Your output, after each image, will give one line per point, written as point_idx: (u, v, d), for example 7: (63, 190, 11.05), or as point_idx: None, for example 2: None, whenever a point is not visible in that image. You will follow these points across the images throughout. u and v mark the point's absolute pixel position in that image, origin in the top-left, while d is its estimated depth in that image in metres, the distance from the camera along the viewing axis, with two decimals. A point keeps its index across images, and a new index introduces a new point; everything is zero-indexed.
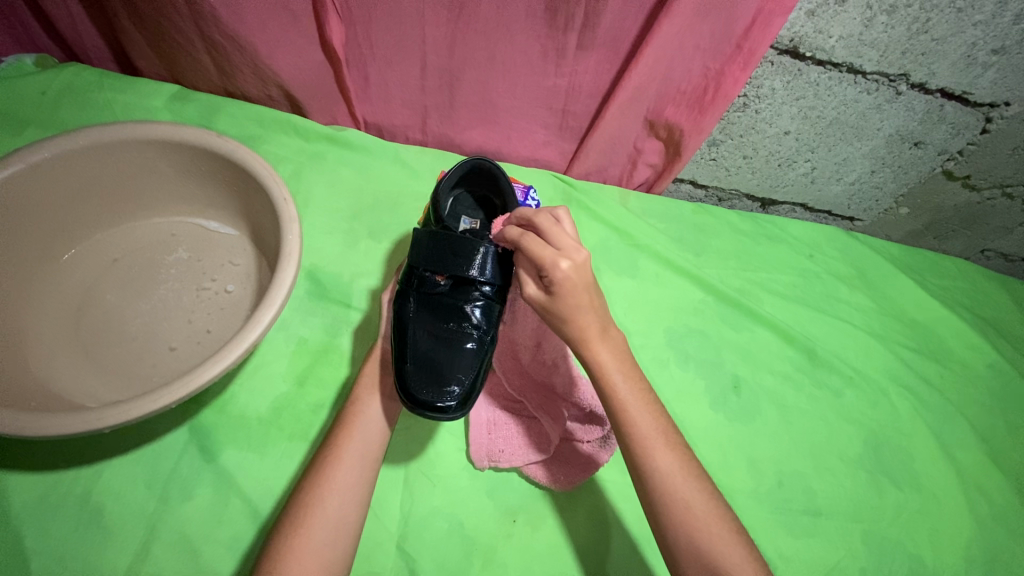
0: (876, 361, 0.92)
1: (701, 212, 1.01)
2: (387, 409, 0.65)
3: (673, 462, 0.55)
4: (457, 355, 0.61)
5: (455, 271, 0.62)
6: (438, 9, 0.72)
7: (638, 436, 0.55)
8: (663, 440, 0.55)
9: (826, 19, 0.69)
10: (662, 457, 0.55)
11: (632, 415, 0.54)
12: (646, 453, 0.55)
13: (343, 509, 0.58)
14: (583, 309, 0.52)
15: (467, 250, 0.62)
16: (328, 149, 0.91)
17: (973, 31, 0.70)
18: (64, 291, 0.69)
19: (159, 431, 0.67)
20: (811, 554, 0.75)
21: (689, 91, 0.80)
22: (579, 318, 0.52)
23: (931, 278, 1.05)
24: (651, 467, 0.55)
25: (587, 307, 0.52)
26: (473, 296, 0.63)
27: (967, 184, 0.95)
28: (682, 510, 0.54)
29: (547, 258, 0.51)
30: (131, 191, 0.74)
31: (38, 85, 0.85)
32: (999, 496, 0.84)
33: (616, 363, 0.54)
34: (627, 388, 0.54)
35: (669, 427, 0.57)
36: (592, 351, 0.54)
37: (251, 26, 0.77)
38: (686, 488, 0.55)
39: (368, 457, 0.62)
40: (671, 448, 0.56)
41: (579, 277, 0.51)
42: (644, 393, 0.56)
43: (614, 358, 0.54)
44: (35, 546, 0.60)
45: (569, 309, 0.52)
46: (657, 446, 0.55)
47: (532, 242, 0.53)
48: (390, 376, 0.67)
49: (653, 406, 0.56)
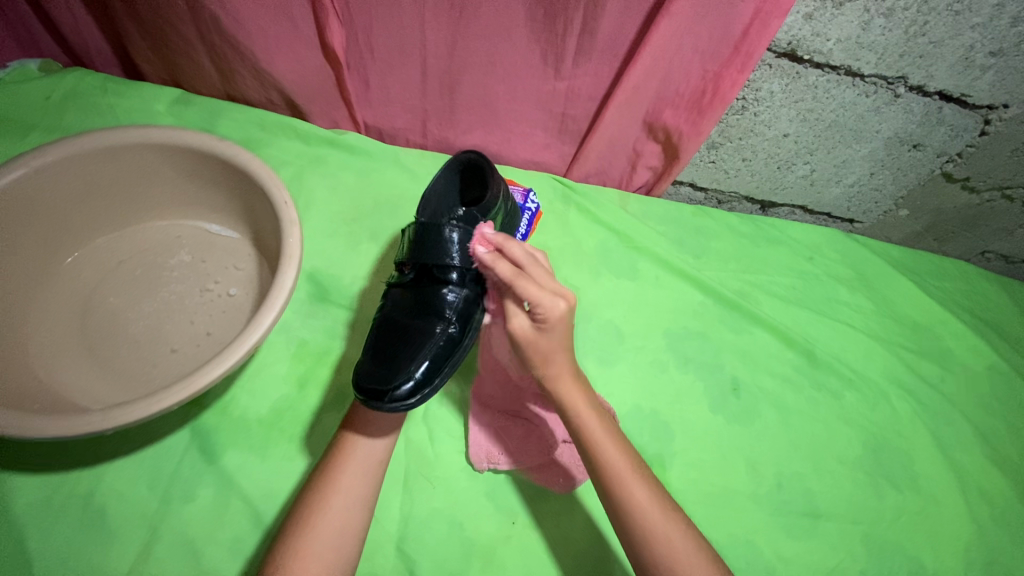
0: (876, 363, 0.92)
1: (701, 214, 1.01)
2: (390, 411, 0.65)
3: (646, 496, 0.57)
4: (413, 341, 0.62)
5: (414, 260, 0.64)
6: (437, 14, 0.73)
7: (609, 470, 0.57)
8: (636, 474, 0.58)
9: (824, 22, 0.70)
10: (636, 491, 0.57)
11: (602, 448, 0.58)
12: (620, 486, 0.57)
13: (349, 513, 0.58)
14: (559, 348, 0.56)
15: (427, 237, 0.63)
16: (329, 153, 0.92)
17: (971, 34, 0.70)
18: (68, 294, 0.70)
19: (161, 433, 0.68)
20: (810, 556, 0.75)
21: (688, 94, 0.80)
22: (550, 357, 0.56)
23: (931, 280, 1.05)
24: (624, 500, 0.57)
25: (561, 347, 0.56)
26: (439, 284, 0.65)
27: (966, 186, 0.95)
28: (657, 543, 0.56)
29: (541, 299, 0.53)
30: (134, 195, 0.75)
31: (42, 90, 0.86)
32: (999, 498, 0.84)
33: (583, 399, 0.58)
34: (597, 425, 0.58)
35: (641, 463, 0.60)
36: (561, 389, 0.58)
37: (253, 31, 0.78)
38: (663, 521, 0.57)
39: (372, 459, 0.62)
40: (642, 478, 0.58)
41: (563, 317, 0.54)
42: (612, 430, 0.59)
43: (581, 396, 0.58)
44: (39, 546, 0.61)
45: (548, 348, 0.55)
46: (628, 478, 0.57)
47: (525, 283, 0.54)
48: None
49: (624, 443, 0.59)
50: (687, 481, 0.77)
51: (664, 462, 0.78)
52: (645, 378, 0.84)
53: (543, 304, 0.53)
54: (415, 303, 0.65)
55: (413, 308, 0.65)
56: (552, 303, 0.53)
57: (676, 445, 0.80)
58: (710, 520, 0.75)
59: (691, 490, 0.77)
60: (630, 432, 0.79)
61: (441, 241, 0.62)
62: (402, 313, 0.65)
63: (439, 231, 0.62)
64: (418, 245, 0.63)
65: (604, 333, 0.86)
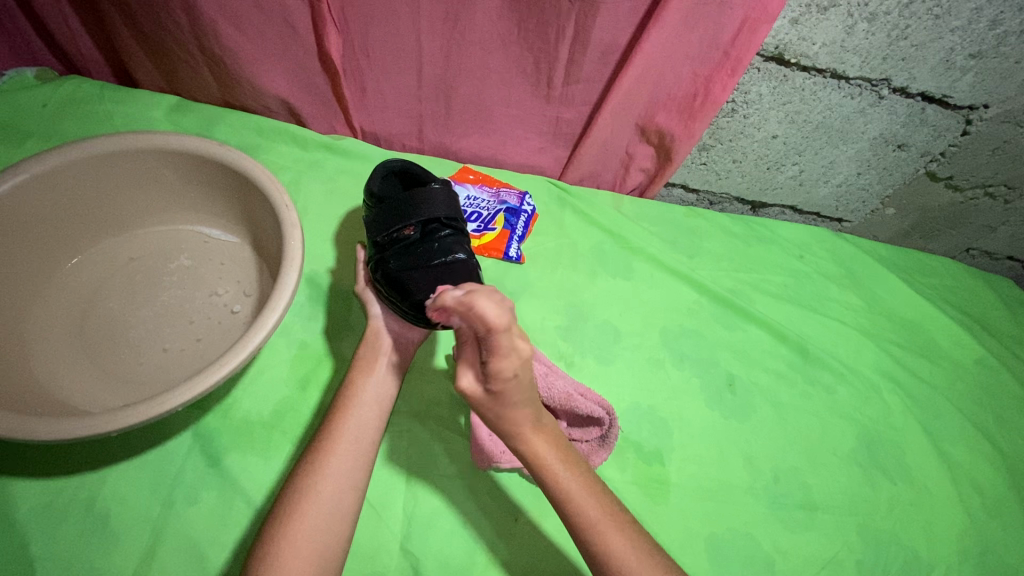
0: (866, 357, 0.94)
1: (693, 215, 1.03)
2: (382, 396, 0.66)
3: (625, 543, 0.56)
4: (443, 275, 0.66)
5: (420, 215, 0.68)
6: (433, 21, 0.74)
7: (584, 516, 0.56)
8: (613, 522, 0.57)
9: (809, 27, 0.72)
10: (613, 539, 0.56)
11: (575, 501, 0.57)
12: (594, 535, 0.56)
13: (337, 494, 0.58)
14: (511, 416, 0.52)
15: (424, 196, 0.69)
16: (326, 158, 0.93)
17: (951, 37, 0.73)
18: (68, 299, 0.70)
19: (164, 436, 0.68)
20: (809, 548, 0.76)
21: (679, 98, 0.82)
22: (509, 419, 0.53)
23: (919, 277, 1.08)
24: (602, 548, 0.56)
25: (516, 408, 0.52)
26: (444, 230, 0.69)
27: (950, 185, 0.98)
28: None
29: (501, 359, 0.48)
30: (133, 201, 0.76)
31: (40, 98, 0.87)
32: (990, 488, 0.86)
33: (552, 452, 0.57)
34: (570, 477, 0.57)
35: (620, 509, 0.58)
36: (529, 444, 0.56)
37: (251, 40, 0.79)
38: (642, 571, 0.55)
39: (362, 443, 0.62)
40: (621, 530, 0.56)
41: (516, 385, 0.50)
42: (585, 476, 0.58)
43: (552, 450, 0.57)
44: (41, 552, 0.60)
45: (498, 414, 0.53)
46: (606, 528, 0.56)
47: (504, 336, 0.47)
48: (383, 360, 0.68)
49: (597, 488, 0.58)
50: (687, 476, 0.78)
51: (663, 458, 0.79)
52: (643, 375, 0.85)
53: (498, 365, 0.48)
54: (424, 251, 0.68)
55: (423, 254, 0.67)
56: (508, 369, 0.48)
57: (675, 442, 0.81)
58: (709, 513, 0.77)
59: (690, 485, 0.78)
60: (629, 428, 0.80)
61: (428, 193, 0.70)
62: (424, 263, 0.67)
63: (429, 188, 0.70)
64: (411, 205, 0.68)
65: (602, 333, 0.87)
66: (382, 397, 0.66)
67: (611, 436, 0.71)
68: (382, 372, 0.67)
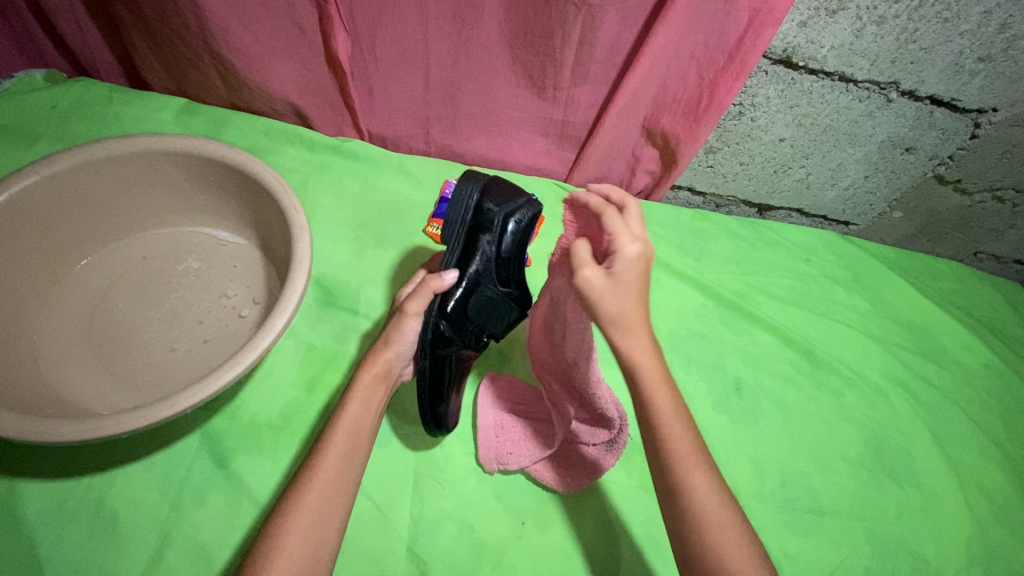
0: (874, 361, 0.94)
1: (700, 218, 1.03)
2: (374, 419, 0.62)
3: (699, 474, 0.55)
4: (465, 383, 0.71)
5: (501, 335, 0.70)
6: (441, 24, 0.74)
7: (665, 437, 0.55)
8: (696, 461, 0.55)
9: (817, 30, 0.72)
10: (690, 468, 0.55)
11: (665, 427, 0.55)
12: (670, 459, 0.55)
13: (323, 521, 0.54)
14: (626, 302, 0.53)
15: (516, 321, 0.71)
16: (333, 160, 0.93)
17: (960, 40, 0.73)
18: (77, 301, 0.71)
19: (172, 438, 0.68)
20: (816, 553, 0.76)
21: (685, 101, 0.82)
22: (623, 308, 0.53)
23: (926, 280, 1.07)
24: (677, 477, 0.55)
25: (633, 299, 0.53)
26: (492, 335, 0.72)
27: (958, 188, 0.97)
28: (720, 555, 0.52)
29: (618, 236, 0.55)
30: (141, 203, 0.76)
31: (49, 100, 0.87)
32: (999, 494, 0.85)
33: (653, 360, 0.55)
34: (665, 395, 0.55)
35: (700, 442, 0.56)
36: (630, 351, 0.54)
37: (260, 41, 0.79)
38: (712, 502, 0.54)
39: (352, 465, 0.58)
40: (699, 461, 0.55)
41: (634, 265, 0.54)
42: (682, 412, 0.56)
43: (653, 370, 0.55)
44: (49, 553, 0.60)
45: (608, 301, 0.53)
46: (686, 456, 0.55)
47: (618, 222, 0.56)
48: (385, 384, 0.65)
49: (686, 417, 0.56)
50: None
51: None
52: None
53: (621, 243, 0.54)
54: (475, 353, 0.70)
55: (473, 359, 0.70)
56: (631, 246, 0.54)
57: None
58: None
59: None
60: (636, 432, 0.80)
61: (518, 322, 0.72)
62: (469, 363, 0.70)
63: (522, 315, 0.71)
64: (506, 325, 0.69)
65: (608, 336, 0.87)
66: (372, 420, 0.62)
67: (620, 441, 0.70)
68: (384, 388, 0.65)
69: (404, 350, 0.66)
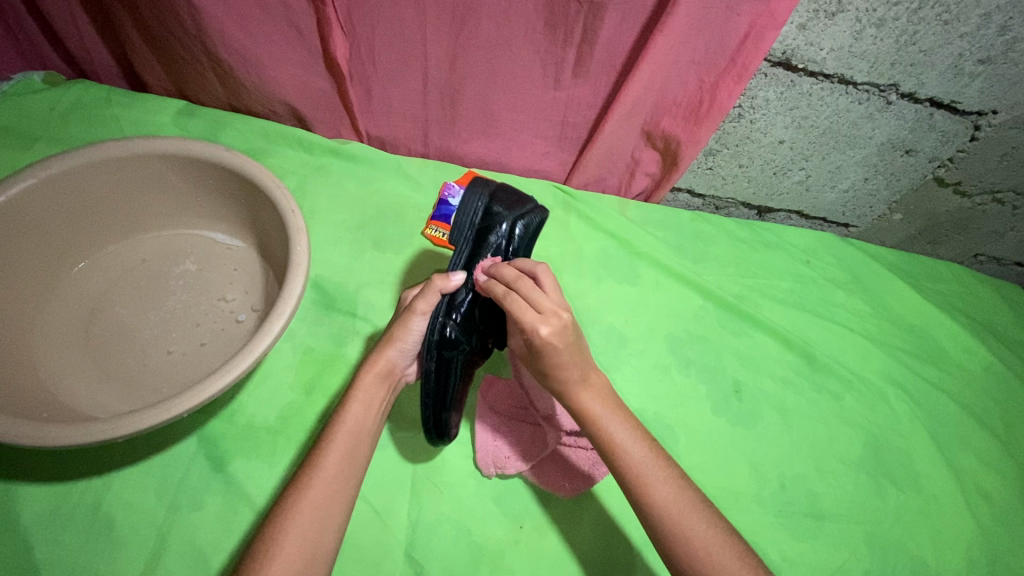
0: (873, 364, 0.93)
1: (699, 220, 1.03)
2: (375, 423, 0.62)
3: (669, 490, 0.56)
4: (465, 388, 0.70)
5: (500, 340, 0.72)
6: (440, 25, 0.74)
7: (632, 466, 0.56)
8: (660, 473, 0.56)
9: (817, 32, 0.72)
10: (658, 485, 0.56)
11: (627, 456, 0.56)
12: (640, 482, 0.56)
13: (322, 527, 0.54)
14: (564, 364, 0.55)
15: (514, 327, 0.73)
16: (331, 162, 0.93)
17: (960, 42, 0.72)
18: (75, 304, 0.71)
19: (169, 442, 0.68)
20: (814, 557, 0.76)
21: (685, 103, 0.82)
22: (562, 369, 0.55)
23: (926, 283, 1.07)
24: (650, 499, 0.55)
25: (569, 363, 0.55)
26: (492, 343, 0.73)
27: (958, 191, 0.97)
28: (710, 571, 0.53)
29: (527, 314, 0.54)
30: (139, 206, 0.76)
31: (48, 103, 0.87)
32: (998, 497, 0.85)
33: (603, 404, 0.57)
34: (621, 429, 0.57)
35: (663, 456, 0.58)
36: (579, 397, 0.56)
37: (258, 43, 0.79)
38: (690, 515, 0.55)
39: (352, 470, 0.58)
40: (666, 476, 0.56)
41: (557, 337, 0.54)
42: (637, 430, 0.58)
43: (600, 404, 0.57)
44: (46, 557, 0.60)
45: (549, 364, 0.55)
46: (653, 476, 0.56)
47: (531, 297, 0.55)
48: (388, 389, 0.64)
49: (644, 437, 0.58)
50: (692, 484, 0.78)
51: None
52: (647, 382, 0.85)
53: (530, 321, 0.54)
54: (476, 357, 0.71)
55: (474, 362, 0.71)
56: (541, 325, 0.53)
57: (681, 448, 0.81)
58: None
59: None
60: None
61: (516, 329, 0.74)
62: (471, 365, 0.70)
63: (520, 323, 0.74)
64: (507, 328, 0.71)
65: (607, 338, 0.87)
66: (374, 424, 0.62)
67: None
68: (384, 388, 0.64)
69: (409, 348, 0.65)
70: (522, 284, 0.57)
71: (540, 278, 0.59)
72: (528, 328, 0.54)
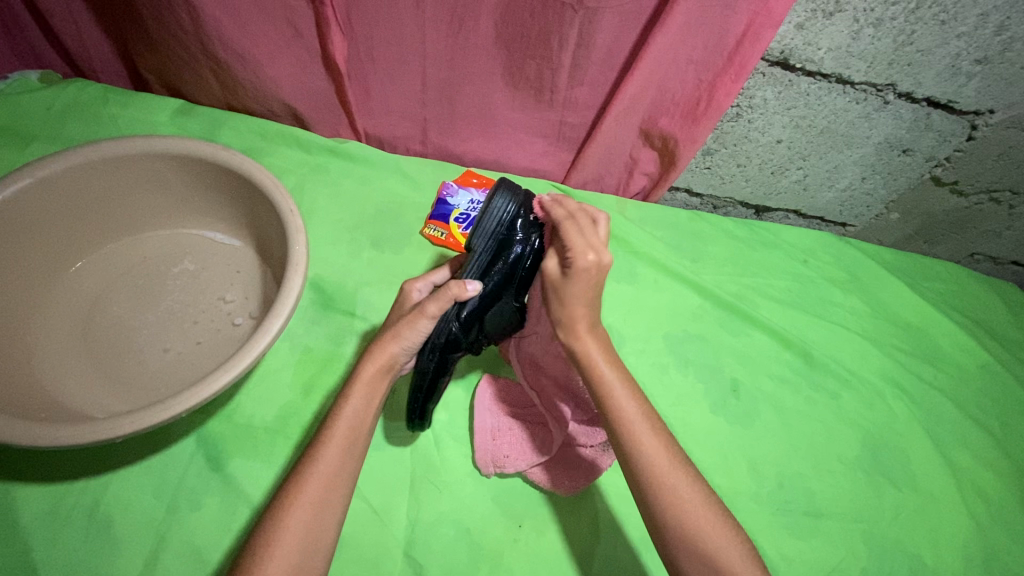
0: (871, 363, 0.94)
1: (697, 219, 1.03)
2: (373, 416, 0.61)
3: (656, 447, 0.56)
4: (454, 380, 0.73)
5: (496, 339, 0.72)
6: (438, 25, 0.74)
7: (625, 418, 0.57)
8: (652, 428, 0.57)
9: (814, 32, 0.72)
10: (647, 440, 0.56)
11: (622, 407, 0.57)
12: (628, 435, 0.56)
13: (318, 527, 0.54)
14: (582, 301, 0.56)
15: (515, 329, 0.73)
16: (329, 162, 0.92)
17: (957, 42, 0.72)
18: (71, 303, 0.70)
19: (167, 442, 0.68)
20: (812, 555, 0.76)
21: (683, 103, 0.82)
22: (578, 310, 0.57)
23: (922, 281, 1.07)
24: (637, 452, 0.56)
25: (582, 302, 0.56)
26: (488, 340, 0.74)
27: (955, 190, 0.97)
28: (691, 531, 0.54)
29: (573, 244, 0.55)
30: (137, 204, 0.75)
31: (45, 101, 0.87)
32: (995, 495, 0.85)
33: (604, 354, 0.58)
34: (618, 379, 0.57)
35: (654, 415, 0.58)
36: (580, 342, 0.58)
37: (257, 42, 0.79)
38: (675, 474, 0.56)
39: (349, 466, 0.57)
40: (657, 433, 0.57)
41: (589, 276, 0.55)
42: (630, 382, 0.58)
43: (602, 352, 0.58)
44: (44, 557, 0.60)
45: (571, 297, 0.56)
46: (643, 429, 0.56)
47: (589, 231, 0.56)
48: (387, 382, 0.62)
49: (639, 394, 0.58)
50: None
51: None
52: (646, 381, 0.85)
53: (572, 249, 0.55)
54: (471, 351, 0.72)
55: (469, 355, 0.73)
56: (588, 258, 0.54)
57: (679, 447, 0.81)
58: None
59: None
60: None
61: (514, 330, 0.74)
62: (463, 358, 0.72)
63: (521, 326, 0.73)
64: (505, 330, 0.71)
65: None
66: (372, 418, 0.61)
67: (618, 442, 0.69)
68: (386, 382, 0.62)
69: (411, 346, 0.63)
70: (578, 218, 0.57)
71: (597, 220, 0.58)
72: (575, 253, 0.54)
